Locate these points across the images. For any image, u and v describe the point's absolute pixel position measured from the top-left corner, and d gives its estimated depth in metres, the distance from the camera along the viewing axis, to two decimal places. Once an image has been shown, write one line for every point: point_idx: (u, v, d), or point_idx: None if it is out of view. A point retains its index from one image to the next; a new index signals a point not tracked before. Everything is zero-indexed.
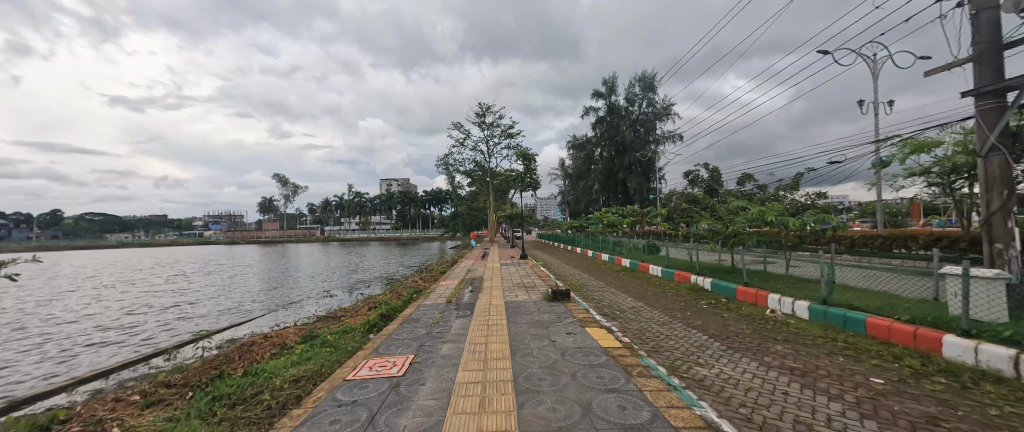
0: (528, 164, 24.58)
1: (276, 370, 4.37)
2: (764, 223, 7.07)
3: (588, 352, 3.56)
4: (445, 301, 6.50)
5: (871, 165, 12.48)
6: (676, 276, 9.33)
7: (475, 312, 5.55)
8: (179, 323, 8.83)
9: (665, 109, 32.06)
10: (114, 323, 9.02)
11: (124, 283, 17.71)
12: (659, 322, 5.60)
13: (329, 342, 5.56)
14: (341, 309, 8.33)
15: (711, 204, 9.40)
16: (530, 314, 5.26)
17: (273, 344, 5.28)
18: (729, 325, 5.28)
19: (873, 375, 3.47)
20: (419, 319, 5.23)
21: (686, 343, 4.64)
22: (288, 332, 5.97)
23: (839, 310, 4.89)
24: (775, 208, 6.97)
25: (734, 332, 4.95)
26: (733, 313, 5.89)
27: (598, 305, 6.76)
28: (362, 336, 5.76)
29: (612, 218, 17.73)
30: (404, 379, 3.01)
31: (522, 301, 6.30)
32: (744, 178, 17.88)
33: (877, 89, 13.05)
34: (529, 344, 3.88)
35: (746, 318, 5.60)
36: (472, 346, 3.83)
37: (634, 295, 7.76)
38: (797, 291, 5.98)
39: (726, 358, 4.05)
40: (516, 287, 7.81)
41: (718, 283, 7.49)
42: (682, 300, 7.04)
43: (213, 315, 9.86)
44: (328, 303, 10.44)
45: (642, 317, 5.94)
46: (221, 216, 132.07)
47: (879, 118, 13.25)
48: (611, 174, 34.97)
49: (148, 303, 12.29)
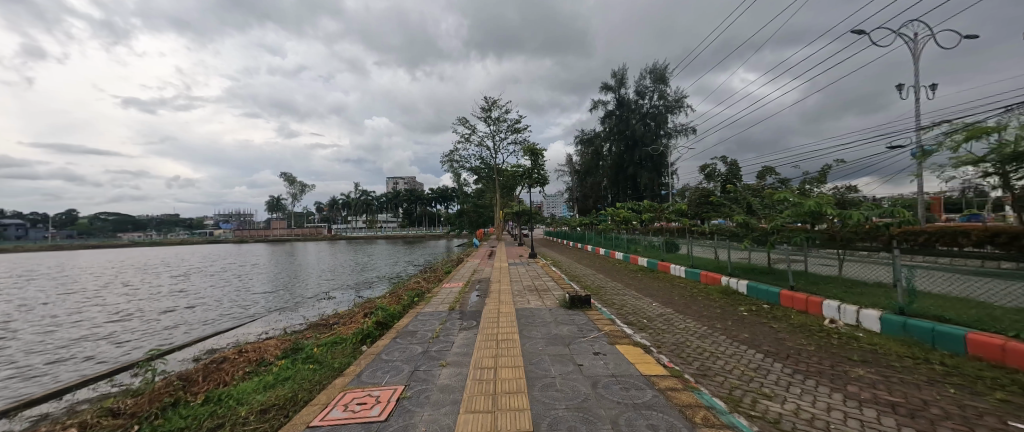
0: (536, 159, 23.66)
1: (242, 397, 3.62)
2: (816, 217, 6.18)
3: (627, 383, 2.74)
4: (448, 308, 5.72)
5: (914, 155, 11.37)
6: (703, 277, 8.45)
7: (481, 322, 4.75)
8: (161, 330, 8.12)
9: (677, 101, 31.01)
10: (94, 330, 8.34)
11: (121, 285, 17.17)
12: (697, 335, 4.76)
13: (316, 356, 4.85)
14: (335, 315, 7.57)
15: (744, 197, 8.53)
16: (547, 326, 4.45)
17: (248, 361, 4.53)
18: (786, 340, 4.39)
19: (1011, 417, 2.60)
20: (416, 331, 4.46)
21: (738, 363, 3.78)
22: (268, 345, 5.22)
23: (923, 322, 4.02)
24: (827, 200, 6.11)
25: (795, 349, 4.07)
26: (783, 324, 5.01)
27: (621, 313, 5.92)
28: (353, 350, 4.99)
29: (626, 213, 16.80)
30: (386, 427, 2.24)
31: (535, 308, 5.49)
32: (765, 171, 16.76)
33: (918, 72, 11.93)
34: (549, 370, 3.07)
35: (801, 329, 4.73)
36: (477, 373, 3.05)
37: (660, 299, 6.90)
38: (860, 297, 5.08)
39: (798, 387, 3.20)
40: (527, 291, 7.01)
41: (755, 287, 6.62)
42: (716, 306, 6.18)
43: (201, 321, 9.15)
44: (326, 307, 9.71)
45: (676, 328, 5.09)
46: (229, 216, 132.98)
47: (920, 103, 12.12)
48: (621, 170, 33.94)
49: (140, 306, 11.68)
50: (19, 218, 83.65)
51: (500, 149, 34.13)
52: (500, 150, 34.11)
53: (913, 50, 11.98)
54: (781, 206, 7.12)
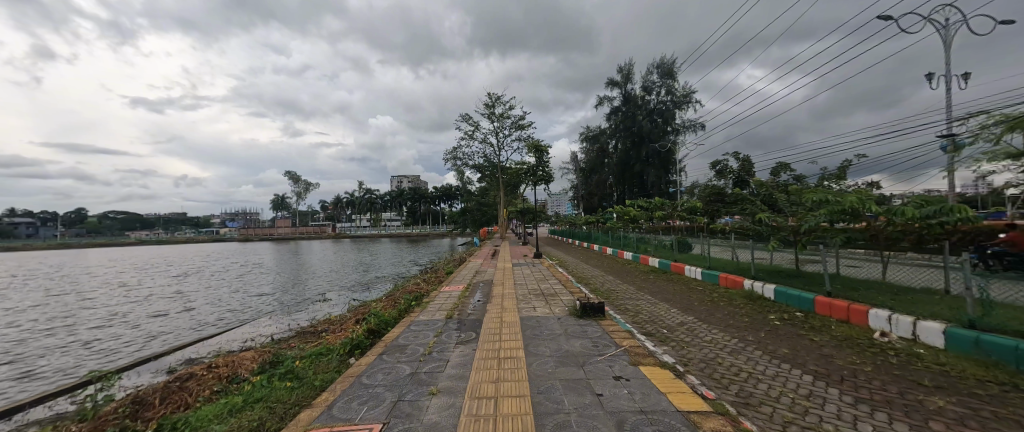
0: (540, 155, 22.98)
1: (198, 426, 3.07)
2: (856, 215, 5.54)
3: (661, 425, 2.17)
4: (445, 317, 5.15)
5: (946, 149, 10.58)
6: (723, 280, 7.81)
7: (481, 335, 4.18)
8: (140, 336, 7.60)
9: (686, 96, 30.14)
10: (72, 337, 7.84)
11: (118, 286, 16.79)
12: (727, 349, 4.17)
13: (296, 370, 4.31)
14: (325, 320, 7.03)
15: (769, 193, 7.85)
16: (557, 340, 3.86)
17: (217, 380, 3.97)
18: (833, 357, 3.78)
19: None
20: (407, 345, 3.90)
21: (785, 387, 3.18)
22: (244, 357, 4.67)
23: (1001, 338, 3.38)
24: (869, 196, 5.48)
25: (848, 370, 3.45)
26: (825, 337, 4.39)
27: (637, 321, 5.37)
28: (337, 364, 4.44)
29: (634, 212, 16.11)
30: None
31: (541, 317, 4.91)
32: (779, 168, 16.01)
33: (950, 60, 11.14)
34: (562, 403, 2.49)
35: (848, 344, 4.12)
36: (474, 407, 2.48)
37: (678, 305, 6.31)
38: (915, 306, 4.44)
39: (868, 423, 2.59)
40: (532, 295, 6.44)
41: (785, 292, 6.00)
42: (742, 313, 5.58)
43: (187, 326, 8.64)
44: (320, 311, 9.16)
45: (702, 341, 4.49)
46: (235, 215, 133.82)
47: (951, 94, 11.32)
48: (627, 167, 33.19)
49: (130, 309, 11.22)
50: (29, 217, 84.44)
51: (503, 146, 33.55)
52: (504, 146, 33.52)
53: (944, 37, 11.19)
54: (813, 203, 6.48)
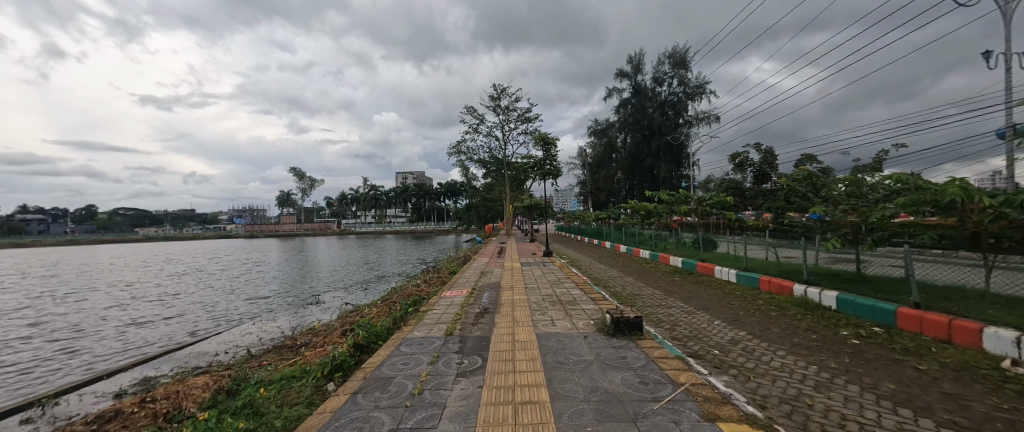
0: (547, 148, 21.89)
1: None
2: (948, 208, 4.47)
3: None
4: (445, 333, 4.24)
5: (1005, 138, 9.43)
6: (766, 285, 6.82)
7: (489, 362, 3.23)
8: (104, 349, 6.75)
9: (699, 87, 28.76)
10: (30, 350, 7.00)
11: (108, 287, 16.00)
12: (811, 382, 3.18)
13: (254, 403, 3.41)
14: (308, 331, 6.13)
15: (818, 185, 6.77)
16: (592, 373, 2.90)
17: (147, 422, 3.06)
18: (966, 400, 2.79)
19: None
20: (394, 378, 2.99)
21: None
22: (195, 384, 3.77)
23: None
24: (965, 181, 4.39)
25: (1002, 423, 2.47)
26: (933, 365, 3.40)
27: (678, 336, 4.45)
28: (311, 393, 3.54)
29: (650, 207, 15.05)
30: None
31: (564, 334, 3.97)
32: (806, 159, 14.88)
33: (1010, 39, 9.93)
34: None
35: (972, 377, 3.12)
36: None
37: (721, 315, 5.33)
38: None
39: None
40: (548, 303, 5.52)
41: (854, 301, 4.99)
42: (805, 328, 4.60)
43: (159, 335, 7.76)
44: (307, 317, 8.24)
45: (769, 367, 3.53)
46: (241, 212, 134.52)
47: (1009, 77, 10.11)
48: (636, 161, 32.01)
49: (108, 315, 10.39)
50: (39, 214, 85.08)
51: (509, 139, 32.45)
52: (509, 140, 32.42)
53: (1004, 10, 9.96)
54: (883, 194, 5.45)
